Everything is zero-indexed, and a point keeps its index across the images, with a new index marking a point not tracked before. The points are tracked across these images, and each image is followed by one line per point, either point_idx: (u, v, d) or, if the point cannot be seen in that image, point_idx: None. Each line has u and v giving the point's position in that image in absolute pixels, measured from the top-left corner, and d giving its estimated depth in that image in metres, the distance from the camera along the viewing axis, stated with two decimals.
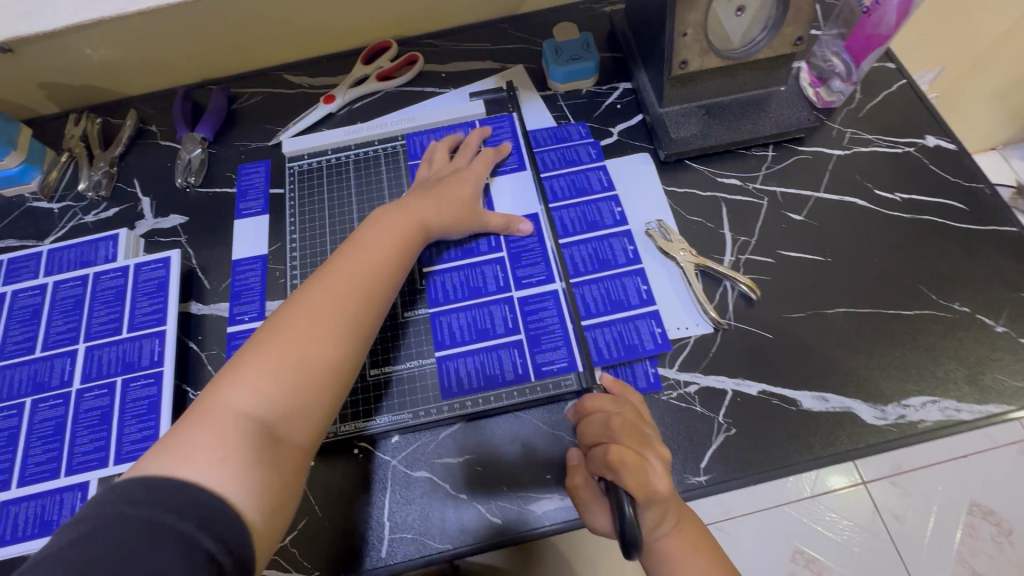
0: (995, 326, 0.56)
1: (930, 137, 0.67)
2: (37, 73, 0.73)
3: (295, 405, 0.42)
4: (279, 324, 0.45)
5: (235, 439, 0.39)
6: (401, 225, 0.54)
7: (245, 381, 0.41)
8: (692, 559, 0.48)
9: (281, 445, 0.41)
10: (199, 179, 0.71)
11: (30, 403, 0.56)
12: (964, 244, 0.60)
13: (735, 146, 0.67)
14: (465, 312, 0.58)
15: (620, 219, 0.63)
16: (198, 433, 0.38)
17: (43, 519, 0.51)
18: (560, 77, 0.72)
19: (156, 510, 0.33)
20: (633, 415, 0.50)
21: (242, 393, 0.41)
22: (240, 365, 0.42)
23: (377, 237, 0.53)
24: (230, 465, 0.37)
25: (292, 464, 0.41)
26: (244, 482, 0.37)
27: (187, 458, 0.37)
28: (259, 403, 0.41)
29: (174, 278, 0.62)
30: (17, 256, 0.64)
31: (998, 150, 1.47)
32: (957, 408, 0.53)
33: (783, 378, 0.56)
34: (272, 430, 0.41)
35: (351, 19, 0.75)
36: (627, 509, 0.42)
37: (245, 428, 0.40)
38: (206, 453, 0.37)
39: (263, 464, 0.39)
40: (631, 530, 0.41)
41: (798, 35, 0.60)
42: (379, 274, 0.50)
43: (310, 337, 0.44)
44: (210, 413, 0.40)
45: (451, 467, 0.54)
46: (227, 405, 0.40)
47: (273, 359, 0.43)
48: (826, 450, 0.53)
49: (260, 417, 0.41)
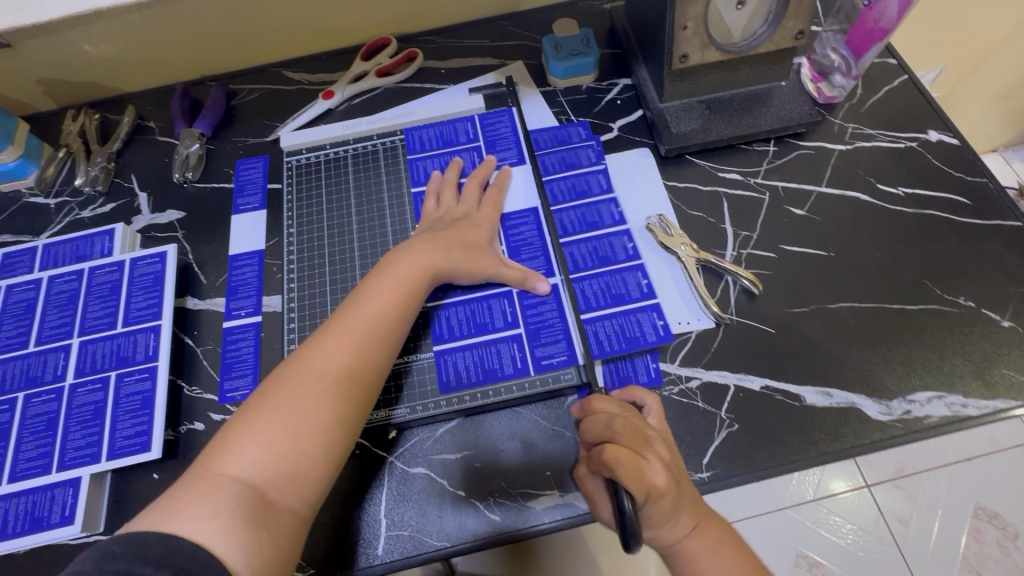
0: (1001, 321, 0.55)
1: (933, 132, 0.66)
2: (36, 69, 0.72)
3: (289, 473, 0.43)
4: (278, 383, 0.46)
5: (226, 508, 0.40)
6: (407, 274, 0.53)
7: (244, 442, 0.43)
8: (715, 560, 0.47)
9: (273, 509, 0.42)
10: (197, 175, 0.71)
11: (22, 398, 0.56)
12: (968, 239, 0.60)
13: (736, 141, 0.66)
14: (465, 305, 0.57)
15: (620, 218, 0.62)
16: (193, 498, 0.40)
17: (33, 516, 0.50)
18: (559, 72, 0.71)
19: (134, 564, 0.35)
20: (636, 418, 0.48)
21: (238, 457, 0.42)
22: (242, 423, 0.44)
23: (379, 287, 0.51)
24: (216, 527, 0.39)
25: (285, 526, 0.42)
26: (230, 543, 0.39)
27: (179, 515, 0.39)
28: (254, 470, 0.42)
29: (170, 273, 0.61)
30: (13, 251, 0.64)
31: (999, 152, 1.47)
32: (963, 404, 0.52)
33: (786, 373, 0.55)
34: (264, 495, 0.42)
35: (350, 15, 0.75)
36: (626, 503, 0.41)
37: (236, 491, 0.41)
38: (196, 515, 0.39)
39: (252, 530, 0.40)
40: (629, 523, 0.40)
41: (799, 29, 0.59)
42: (381, 328, 0.49)
43: (306, 403, 0.44)
44: (208, 478, 0.41)
45: (449, 463, 0.53)
46: (224, 469, 0.42)
47: (270, 424, 0.43)
48: (831, 447, 0.52)
49: (254, 483, 0.42)
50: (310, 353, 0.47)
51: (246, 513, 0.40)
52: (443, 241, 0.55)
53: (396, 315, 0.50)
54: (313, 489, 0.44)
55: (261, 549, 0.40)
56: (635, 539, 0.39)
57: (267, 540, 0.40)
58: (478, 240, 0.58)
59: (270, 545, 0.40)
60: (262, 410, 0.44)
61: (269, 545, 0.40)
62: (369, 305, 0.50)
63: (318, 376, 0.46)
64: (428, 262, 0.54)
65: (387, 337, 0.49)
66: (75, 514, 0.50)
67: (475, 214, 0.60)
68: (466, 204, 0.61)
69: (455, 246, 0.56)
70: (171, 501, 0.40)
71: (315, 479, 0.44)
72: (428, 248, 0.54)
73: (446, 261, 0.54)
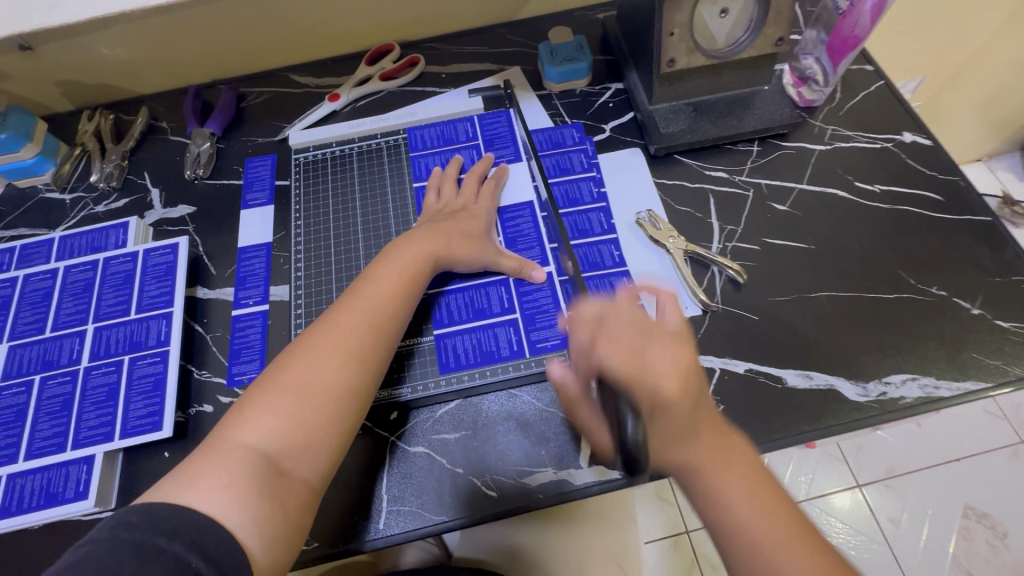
0: (972, 308, 0.58)
1: (907, 133, 0.70)
2: (56, 71, 0.76)
3: (302, 443, 0.46)
4: (289, 359, 0.49)
5: (239, 475, 0.43)
6: (411, 259, 0.56)
7: (258, 415, 0.46)
8: (740, 489, 0.42)
9: (286, 478, 0.44)
10: (207, 171, 0.74)
11: (38, 380, 0.58)
12: (940, 233, 0.63)
13: (722, 141, 0.70)
14: (464, 289, 0.60)
15: (608, 227, 0.65)
16: (210, 465, 0.43)
17: (48, 491, 0.53)
18: (555, 76, 0.75)
19: (149, 534, 0.37)
20: (631, 309, 0.49)
21: (253, 428, 0.45)
22: (259, 397, 0.47)
23: (385, 272, 0.54)
24: (229, 499, 0.41)
25: (296, 497, 0.44)
26: (242, 514, 0.41)
27: (194, 487, 0.42)
28: (268, 440, 0.45)
29: (182, 262, 0.64)
30: (30, 243, 0.66)
31: (983, 160, 1.51)
32: (936, 385, 0.55)
33: (769, 357, 0.58)
34: (277, 464, 0.44)
35: (355, 22, 0.79)
36: (629, 424, 0.39)
37: (249, 463, 0.43)
38: (210, 483, 0.42)
39: (264, 497, 0.42)
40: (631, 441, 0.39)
41: (779, 36, 0.64)
42: (388, 309, 0.52)
43: (318, 378, 0.47)
44: (223, 448, 0.44)
45: (448, 442, 0.56)
46: (240, 439, 0.45)
47: (285, 397, 0.46)
48: (811, 425, 0.54)
49: (268, 453, 0.44)
50: (322, 332, 0.50)
51: (258, 484, 0.43)
52: (445, 231, 0.59)
53: (401, 298, 0.54)
54: (323, 462, 0.46)
55: (272, 521, 0.42)
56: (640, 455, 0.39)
57: (278, 511, 0.43)
58: (477, 230, 0.61)
59: (281, 517, 0.43)
60: (275, 385, 0.47)
61: (280, 517, 0.43)
62: (376, 288, 0.53)
63: (330, 353, 0.49)
64: (431, 250, 0.57)
65: (393, 318, 0.53)
66: (88, 490, 0.53)
67: (474, 206, 0.63)
68: (467, 196, 0.64)
69: (456, 235, 0.59)
70: (188, 470, 0.43)
71: (327, 450, 0.47)
72: (430, 236, 0.58)
73: (448, 250, 0.58)
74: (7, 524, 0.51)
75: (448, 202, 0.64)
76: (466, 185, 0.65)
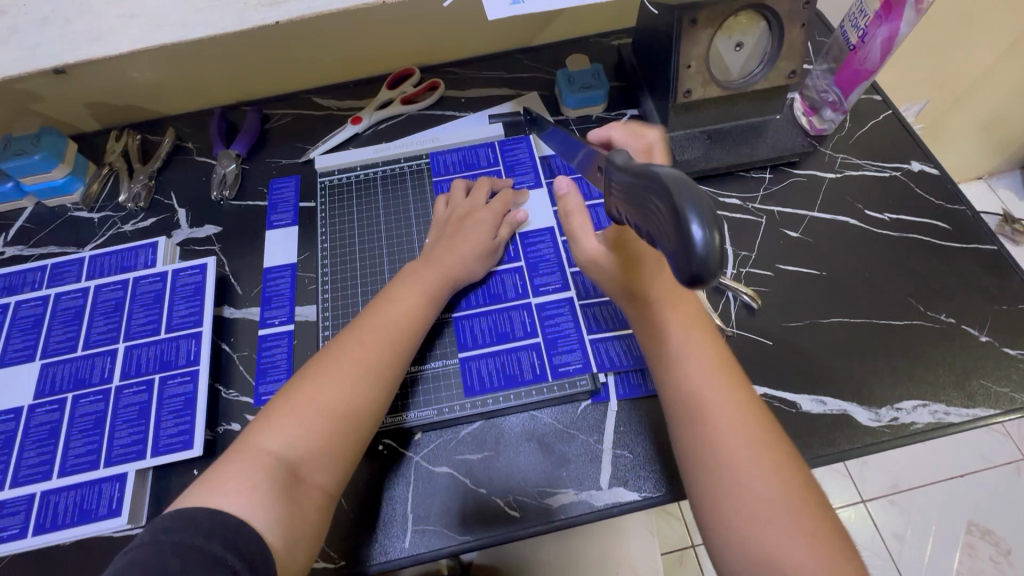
0: (980, 336, 0.60)
1: (915, 163, 0.72)
2: (86, 93, 0.78)
3: (320, 451, 0.47)
4: (313, 370, 0.51)
5: (262, 480, 0.44)
6: (429, 276, 0.60)
7: (282, 422, 0.48)
8: (689, 333, 0.49)
9: (303, 485, 0.46)
10: (233, 192, 0.75)
11: (71, 398, 0.60)
12: (949, 261, 0.65)
13: (736, 168, 0.72)
14: (479, 297, 0.64)
15: None
16: (234, 469, 0.44)
17: (82, 508, 0.54)
18: (572, 103, 0.77)
19: (188, 535, 0.39)
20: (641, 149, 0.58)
21: (275, 435, 0.47)
22: (281, 405, 0.49)
23: (406, 289, 0.58)
24: (254, 504, 0.43)
25: (313, 503, 0.46)
26: (268, 517, 0.43)
27: (221, 491, 0.43)
28: (290, 446, 0.47)
29: (210, 283, 0.66)
30: (61, 262, 0.68)
31: (984, 179, 1.53)
32: (946, 412, 0.57)
33: (783, 382, 0.59)
34: (296, 470, 0.46)
35: (377, 48, 0.81)
36: (699, 237, 0.27)
37: (272, 469, 0.45)
38: (235, 488, 0.43)
39: (285, 502, 0.44)
40: (702, 252, 0.27)
41: (792, 69, 0.66)
42: (406, 324, 0.56)
43: (339, 386, 0.50)
44: (246, 452, 0.46)
45: (471, 462, 0.57)
46: (262, 444, 0.46)
47: (306, 406, 0.48)
48: (825, 450, 0.56)
49: (288, 459, 0.46)
50: (344, 345, 0.53)
51: (280, 489, 0.44)
52: (457, 247, 0.62)
53: (418, 314, 0.57)
54: (340, 470, 0.48)
55: (293, 524, 0.44)
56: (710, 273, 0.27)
57: (297, 515, 0.45)
58: (485, 242, 0.63)
59: (300, 521, 0.45)
60: (298, 394, 0.49)
61: (300, 522, 0.45)
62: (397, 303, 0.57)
63: (351, 364, 0.51)
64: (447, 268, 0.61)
65: (410, 334, 0.56)
66: (122, 507, 0.54)
67: (482, 211, 0.66)
68: (475, 201, 0.67)
69: (467, 251, 0.62)
70: (213, 475, 0.45)
71: (343, 458, 0.49)
72: (445, 254, 0.61)
73: (462, 268, 0.62)
74: (42, 540, 0.53)
75: (455, 208, 0.66)
76: (476, 192, 0.68)
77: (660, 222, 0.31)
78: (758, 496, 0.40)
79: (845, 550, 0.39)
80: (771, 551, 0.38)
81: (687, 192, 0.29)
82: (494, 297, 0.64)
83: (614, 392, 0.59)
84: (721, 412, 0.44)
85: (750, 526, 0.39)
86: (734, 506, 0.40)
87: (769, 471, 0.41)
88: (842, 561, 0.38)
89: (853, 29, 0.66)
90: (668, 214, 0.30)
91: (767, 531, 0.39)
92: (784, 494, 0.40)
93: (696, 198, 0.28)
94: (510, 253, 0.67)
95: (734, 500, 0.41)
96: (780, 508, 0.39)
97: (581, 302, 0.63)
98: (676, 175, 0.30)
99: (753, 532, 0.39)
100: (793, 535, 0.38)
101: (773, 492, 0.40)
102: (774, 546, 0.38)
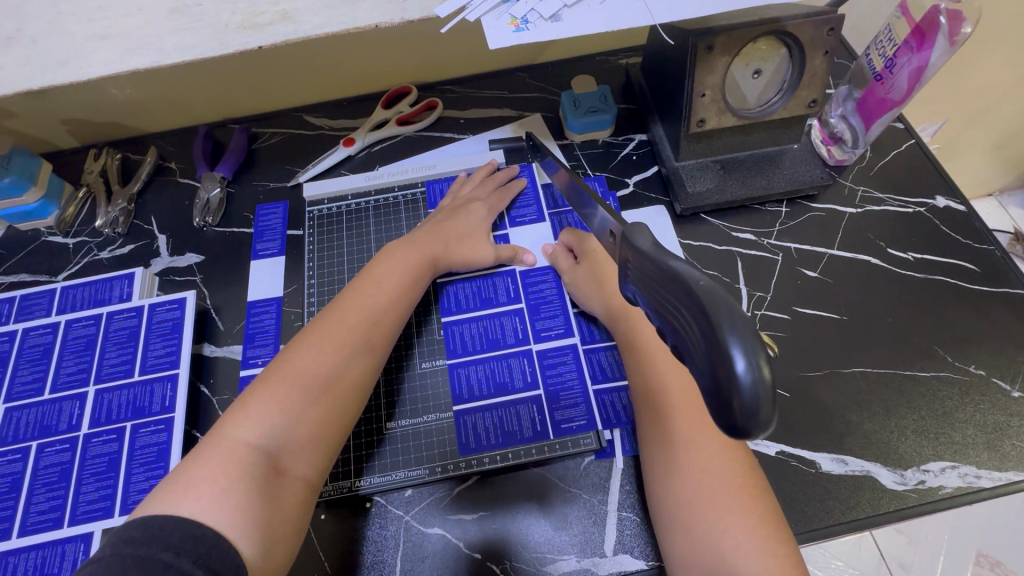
0: (1012, 391, 0.56)
1: (940, 198, 0.68)
2: (63, 110, 0.74)
3: (302, 441, 0.47)
4: (292, 355, 0.50)
5: (238, 472, 0.43)
6: (413, 263, 0.60)
7: (258, 412, 0.46)
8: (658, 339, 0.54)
9: (283, 477, 0.45)
10: (217, 219, 0.71)
11: (35, 447, 0.56)
12: (978, 307, 0.61)
13: (750, 201, 0.68)
14: (468, 286, 0.64)
15: None
16: (207, 464, 0.43)
17: (43, 572, 0.50)
18: (577, 128, 0.73)
19: (153, 549, 0.36)
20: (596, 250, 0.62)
21: (251, 426, 0.45)
22: (260, 392, 0.47)
23: (388, 274, 0.58)
24: (230, 504, 0.41)
25: (294, 495, 0.45)
26: (243, 518, 0.41)
27: (193, 492, 0.41)
28: (269, 437, 0.45)
29: (188, 320, 0.61)
30: (30, 293, 0.64)
31: (994, 196, 1.41)
32: (977, 475, 0.53)
33: (803, 439, 0.55)
34: (276, 462, 0.45)
35: (372, 64, 0.77)
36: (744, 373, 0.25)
37: (250, 463, 0.44)
38: (209, 487, 0.41)
39: (265, 497, 0.43)
40: (752, 394, 0.25)
41: (813, 98, 0.61)
42: (390, 307, 0.56)
43: (321, 371, 0.49)
44: (220, 443, 0.44)
45: (466, 523, 0.53)
46: (237, 436, 0.45)
47: (287, 392, 0.47)
48: (847, 516, 0.52)
49: (266, 449, 0.45)
50: (327, 328, 0.52)
51: (259, 484, 0.43)
52: (444, 234, 0.63)
53: (404, 300, 0.57)
54: (323, 458, 0.48)
55: (272, 521, 0.43)
56: (760, 422, 0.26)
57: (276, 510, 0.43)
58: (472, 229, 0.64)
59: (279, 519, 0.43)
60: (276, 379, 0.48)
61: (280, 518, 0.43)
62: (382, 286, 0.57)
63: (335, 347, 0.51)
64: (430, 253, 0.61)
65: (396, 320, 0.56)
66: None
67: (477, 202, 0.67)
68: (472, 195, 0.68)
69: (453, 238, 0.63)
70: (184, 474, 0.42)
71: (327, 446, 0.48)
72: (429, 240, 0.62)
73: (448, 248, 0.62)
74: None
75: (453, 200, 0.68)
76: (478, 185, 0.69)
77: (691, 339, 0.29)
78: (704, 482, 0.45)
79: (782, 535, 0.42)
80: (711, 530, 0.43)
81: (725, 313, 0.27)
82: (491, 342, 0.61)
83: (620, 449, 0.55)
84: (677, 405, 0.49)
85: (695, 507, 0.44)
86: (682, 488, 0.45)
87: (717, 461, 0.45)
88: (776, 543, 0.42)
89: (879, 57, 0.61)
90: (704, 339, 0.27)
91: (708, 513, 0.43)
92: (727, 481, 0.44)
93: (740, 330, 0.26)
94: (510, 293, 0.64)
95: (683, 485, 0.45)
96: (722, 493, 0.44)
97: (584, 347, 0.60)
98: (719, 299, 0.27)
99: (696, 512, 0.44)
100: (732, 516, 0.43)
101: (718, 480, 0.45)
102: (710, 519, 0.43)
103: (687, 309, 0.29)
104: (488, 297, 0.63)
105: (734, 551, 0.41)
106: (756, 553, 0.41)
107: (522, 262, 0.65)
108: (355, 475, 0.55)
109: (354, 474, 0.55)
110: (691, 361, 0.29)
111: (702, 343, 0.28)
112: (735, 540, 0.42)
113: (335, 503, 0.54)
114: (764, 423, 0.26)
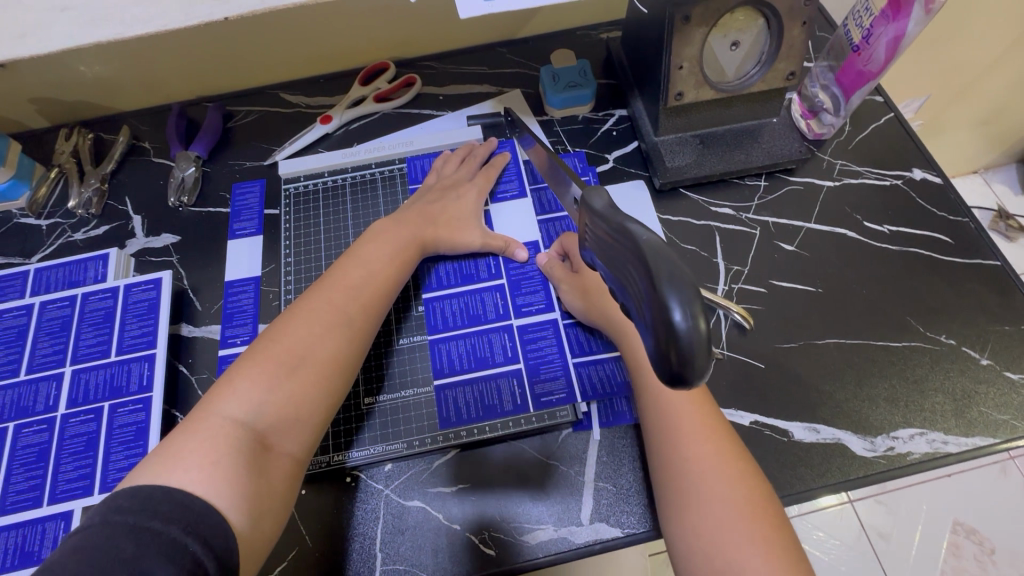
0: (980, 359, 0.57)
1: (917, 171, 0.69)
2: (30, 88, 0.72)
3: (290, 417, 0.47)
4: (278, 334, 0.50)
5: (225, 447, 0.43)
6: (397, 241, 0.60)
7: (243, 390, 0.46)
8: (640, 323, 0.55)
9: (271, 453, 0.45)
10: (192, 199, 0.70)
11: (13, 428, 0.55)
12: (950, 278, 0.62)
13: (729, 175, 0.67)
14: (451, 264, 0.64)
15: None
16: (195, 439, 0.43)
17: (23, 551, 0.50)
18: (557, 103, 0.73)
19: (143, 517, 0.36)
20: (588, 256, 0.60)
21: (239, 403, 0.45)
22: (248, 368, 0.47)
23: (375, 253, 0.58)
24: (217, 476, 0.41)
25: (282, 471, 0.46)
26: (232, 489, 0.41)
27: (180, 466, 0.41)
28: (256, 413, 0.45)
29: (165, 299, 0.61)
30: (3, 275, 0.63)
31: (980, 173, 1.40)
32: (944, 441, 0.54)
33: (775, 409, 0.56)
34: (264, 438, 0.45)
35: (349, 40, 0.76)
36: (681, 322, 0.26)
37: (237, 439, 0.44)
38: (196, 460, 0.41)
39: (253, 471, 0.43)
40: (687, 344, 0.26)
41: (790, 71, 0.61)
42: (373, 286, 0.56)
43: (308, 350, 0.49)
44: (206, 420, 0.44)
45: (445, 496, 0.53)
46: (224, 414, 0.45)
47: (273, 369, 0.47)
48: (819, 481, 0.53)
49: (253, 425, 0.45)
50: (314, 308, 0.52)
51: (248, 459, 0.43)
52: (430, 216, 0.63)
53: (388, 278, 0.57)
54: (311, 435, 0.48)
55: (260, 495, 0.43)
56: (696, 371, 0.26)
57: (264, 485, 0.44)
58: (457, 209, 0.64)
59: (268, 494, 0.44)
60: (261, 358, 0.48)
61: (268, 492, 0.44)
62: (366, 265, 0.57)
63: (323, 328, 0.51)
64: (414, 232, 0.61)
65: (382, 297, 0.56)
66: None
67: (466, 185, 0.66)
68: (460, 175, 0.67)
69: (440, 219, 0.63)
70: (170, 448, 0.42)
71: (315, 424, 0.48)
72: (416, 220, 0.62)
73: (432, 230, 0.62)
74: None
75: (443, 179, 0.67)
76: (465, 164, 0.69)
77: (637, 296, 0.30)
78: (688, 463, 0.46)
79: (765, 516, 0.43)
80: (693, 509, 0.44)
81: (665, 266, 0.27)
82: (473, 317, 0.61)
83: (597, 421, 0.56)
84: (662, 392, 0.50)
85: (682, 484, 0.46)
86: (670, 466, 0.47)
87: (700, 444, 0.47)
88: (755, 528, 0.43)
89: (857, 28, 0.61)
90: (646, 293, 0.28)
91: (693, 492, 0.45)
92: (705, 463, 0.46)
93: (678, 282, 0.27)
94: (491, 269, 0.64)
95: (673, 465, 0.47)
96: (703, 475, 0.45)
97: (565, 322, 0.60)
98: (660, 253, 0.28)
99: (683, 490, 0.45)
100: (706, 498, 0.44)
101: (698, 462, 0.46)
102: (692, 498, 0.45)
103: (633, 267, 0.30)
104: (469, 273, 0.63)
105: (718, 530, 0.43)
106: (734, 533, 0.42)
107: (514, 257, 0.64)
108: (334, 450, 0.55)
109: (334, 448, 0.55)
110: (638, 317, 0.30)
111: (645, 297, 0.28)
112: (717, 519, 0.43)
113: (314, 477, 0.54)
114: (701, 372, 0.26)
